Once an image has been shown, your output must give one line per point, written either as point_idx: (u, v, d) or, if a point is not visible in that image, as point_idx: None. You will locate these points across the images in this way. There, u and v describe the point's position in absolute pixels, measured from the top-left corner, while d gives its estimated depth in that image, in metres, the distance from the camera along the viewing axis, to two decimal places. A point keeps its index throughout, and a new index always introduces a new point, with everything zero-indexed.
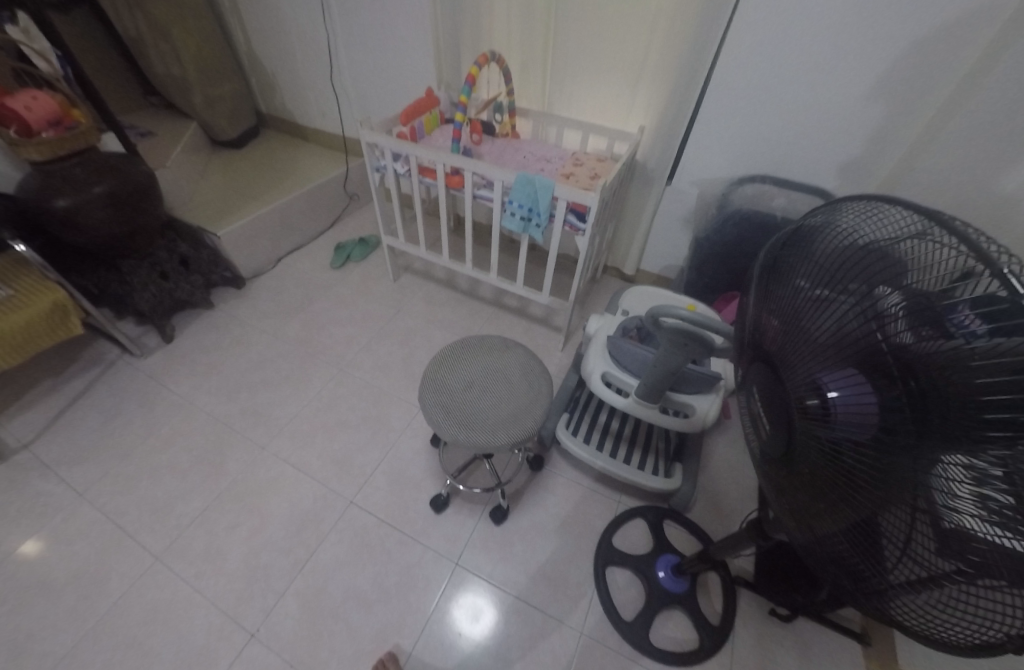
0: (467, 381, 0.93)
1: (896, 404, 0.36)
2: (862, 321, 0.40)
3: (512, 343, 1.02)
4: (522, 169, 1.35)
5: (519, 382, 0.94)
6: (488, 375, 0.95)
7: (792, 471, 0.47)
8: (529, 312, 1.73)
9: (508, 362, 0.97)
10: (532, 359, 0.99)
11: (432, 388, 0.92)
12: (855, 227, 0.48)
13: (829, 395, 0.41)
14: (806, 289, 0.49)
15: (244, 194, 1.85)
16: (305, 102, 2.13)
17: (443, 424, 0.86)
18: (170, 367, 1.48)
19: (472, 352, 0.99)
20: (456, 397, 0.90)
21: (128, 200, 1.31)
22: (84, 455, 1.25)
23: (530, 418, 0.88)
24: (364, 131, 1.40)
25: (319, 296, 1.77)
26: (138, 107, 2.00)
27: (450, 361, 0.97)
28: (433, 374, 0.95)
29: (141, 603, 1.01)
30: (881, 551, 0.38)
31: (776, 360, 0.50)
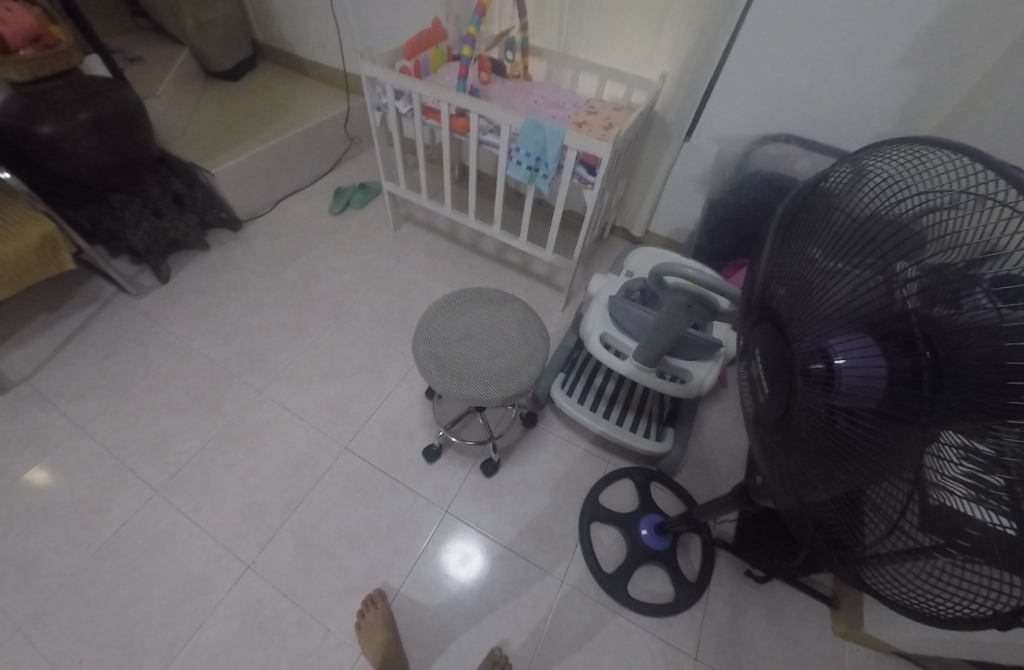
0: (462, 333, 0.91)
1: (907, 374, 0.33)
2: (883, 284, 0.37)
3: (511, 297, 0.99)
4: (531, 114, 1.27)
5: (515, 337, 0.92)
6: (484, 329, 0.93)
7: (787, 436, 0.46)
8: (531, 269, 1.69)
9: (504, 317, 0.95)
10: (530, 314, 0.97)
11: (426, 339, 0.91)
12: (890, 179, 0.44)
13: (835, 361, 0.39)
14: (826, 246, 0.45)
15: (240, 130, 1.76)
16: (304, 30, 1.98)
17: (436, 375, 0.85)
18: (167, 308, 1.47)
19: (469, 305, 0.97)
20: (450, 349, 0.89)
21: (115, 129, 1.24)
22: (83, 390, 1.26)
23: (524, 374, 0.87)
24: (364, 64, 1.30)
25: (318, 242, 1.73)
26: (125, 27, 1.87)
27: (445, 312, 0.95)
28: (428, 324, 0.93)
29: (142, 532, 1.05)
30: (866, 520, 0.38)
31: (783, 322, 0.48)
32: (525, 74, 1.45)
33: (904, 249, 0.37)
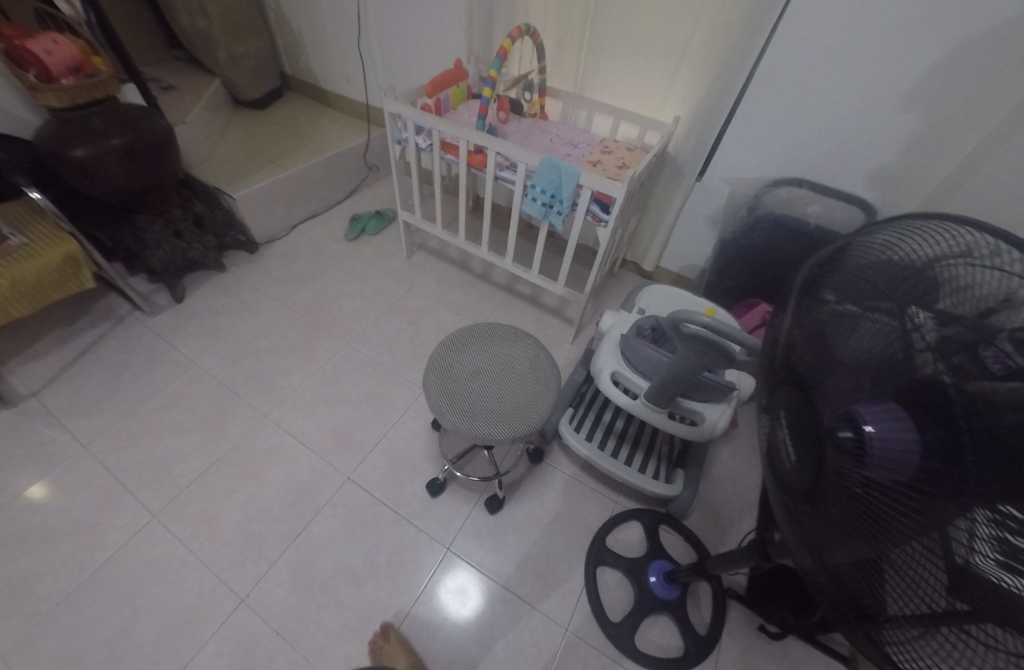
0: (474, 369, 0.91)
1: (937, 446, 0.33)
2: (918, 354, 0.38)
3: (523, 333, 0.99)
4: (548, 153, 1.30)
5: (527, 375, 0.91)
6: (496, 365, 0.92)
7: (808, 497, 0.44)
8: (541, 301, 1.69)
9: (516, 353, 0.95)
10: (542, 350, 0.97)
11: (437, 373, 0.90)
12: (912, 253, 0.46)
13: (863, 429, 0.38)
14: (852, 314, 0.46)
15: (263, 157, 1.82)
16: (330, 66, 2.07)
17: (446, 410, 0.85)
18: (179, 328, 1.48)
19: (481, 340, 0.96)
20: (462, 385, 0.88)
21: (145, 154, 1.29)
22: (89, 408, 1.26)
23: (536, 414, 0.86)
24: (387, 100, 1.35)
25: (332, 267, 1.75)
26: (162, 58, 1.96)
27: (458, 346, 0.95)
28: (439, 358, 0.93)
29: (136, 558, 1.03)
30: (885, 592, 0.35)
31: (807, 383, 0.48)
32: (541, 114, 1.49)
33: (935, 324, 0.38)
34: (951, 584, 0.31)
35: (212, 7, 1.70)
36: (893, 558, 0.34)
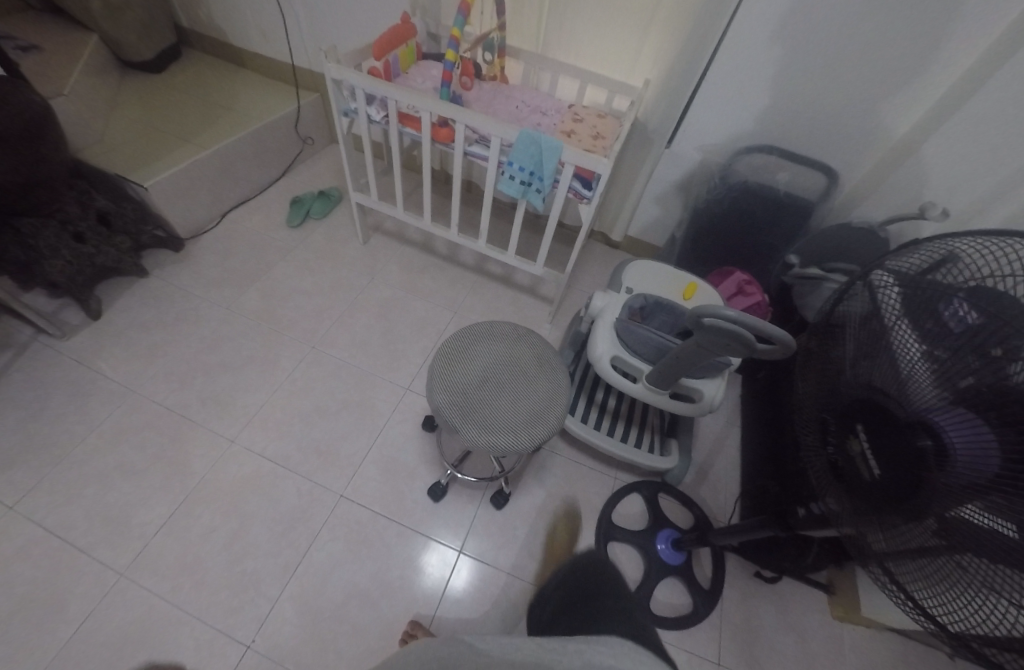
0: (480, 376, 0.85)
1: (974, 442, 0.42)
2: (950, 356, 0.47)
3: (524, 329, 0.94)
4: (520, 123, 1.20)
5: (536, 375, 0.87)
6: (502, 368, 0.87)
7: (862, 486, 0.52)
8: (515, 280, 1.63)
9: (520, 353, 0.90)
10: (545, 345, 0.92)
11: (441, 386, 0.83)
12: (930, 261, 0.55)
13: (938, 439, 0.45)
14: (900, 324, 0.55)
15: (173, 133, 1.54)
16: (238, 16, 1.75)
17: (459, 427, 0.79)
18: (103, 350, 1.26)
19: (481, 343, 0.90)
20: (471, 395, 0.82)
21: (15, 139, 1.01)
22: (6, 460, 1.06)
23: (552, 417, 0.83)
24: (329, 65, 1.16)
25: (278, 260, 1.56)
26: (10, 8, 1.55)
27: (458, 352, 0.88)
28: (440, 368, 0.86)
29: (111, 625, 0.91)
30: (910, 546, 0.45)
31: (873, 393, 0.55)
32: (502, 77, 1.37)
33: (958, 327, 0.48)
34: (966, 538, 0.40)
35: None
36: (926, 525, 0.44)
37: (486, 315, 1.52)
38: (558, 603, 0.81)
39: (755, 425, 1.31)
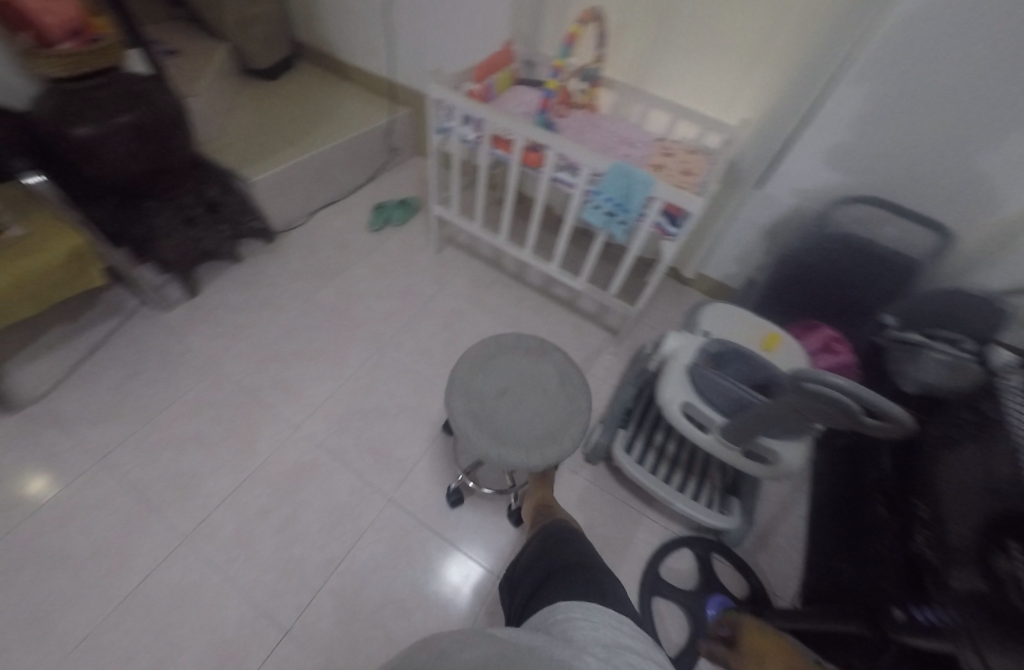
0: (499, 388, 0.86)
1: None
2: None
3: (551, 345, 0.95)
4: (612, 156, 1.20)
5: (556, 395, 0.88)
6: (523, 382, 0.88)
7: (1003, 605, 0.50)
8: (580, 306, 1.61)
9: (544, 369, 0.91)
10: (570, 365, 0.92)
11: (462, 393, 0.85)
12: None
13: None
14: None
15: (281, 136, 1.68)
16: (349, 34, 1.89)
17: (474, 436, 0.81)
18: (196, 326, 1.37)
19: (506, 355, 0.91)
20: (488, 406, 0.84)
21: (156, 132, 1.17)
22: (103, 415, 1.17)
23: (569, 439, 0.83)
24: (432, 84, 1.23)
25: (357, 261, 1.64)
26: (161, 17, 1.78)
27: (482, 361, 0.90)
28: (463, 375, 0.88)
29: (167, 586, 0.96)
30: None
31: None
32: (592, 106, 1.37)
33: None
34: None
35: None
36: None
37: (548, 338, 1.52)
38: (531, 578, 0.76)
39: (830, 499, 1.19)
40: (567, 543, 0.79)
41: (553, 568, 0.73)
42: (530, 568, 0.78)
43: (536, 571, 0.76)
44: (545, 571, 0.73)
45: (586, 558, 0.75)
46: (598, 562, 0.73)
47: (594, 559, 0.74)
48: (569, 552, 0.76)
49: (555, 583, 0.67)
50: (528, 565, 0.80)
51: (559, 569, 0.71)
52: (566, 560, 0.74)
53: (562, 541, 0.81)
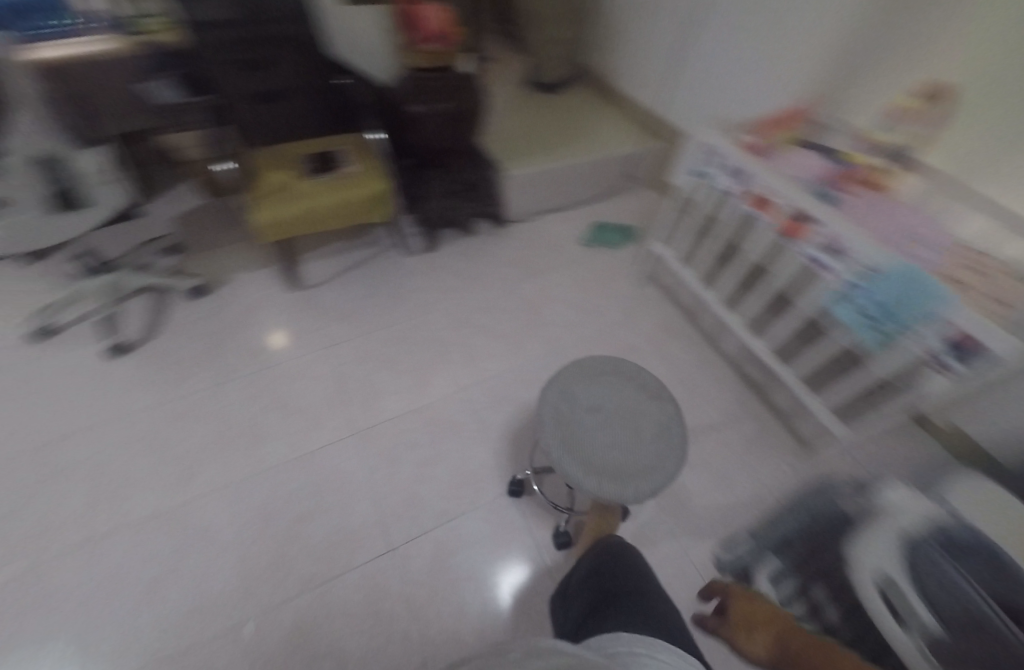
0: (593, 404, 0.95)
1: None
2: None
3: (668, 397, 0.98)
4: (903, 248, 0.98)
5: (642, 438, 0.91)
6: (619, 411, 0.95)
7: None
8: (768, 396, 1.44)
9: (646, 413, 0.95)
10: (675, 424, 0.95)
11: (564, 391, 0.97)
12: None
13: None
14: None
15: (544, 141, 1.90)
16: (637, 64, 2.00)
17: (551, 429, 0.91)
18: (426, 279, 1.71)
19: (615, 380, 1.00)
20: (575, 414, 0.93)
21: (464, 119, 1.49)
22: (347, 320, 1.58)
23: (632, 487, 0.84)
24: (710, 131, 1.23)
25: (561, 268, 1.77)
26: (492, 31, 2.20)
27: (591, 375, 1.00)
28: (573, 378, 1.00)
29: (337, 461, 1.27)
30: None
31: None
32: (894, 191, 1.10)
33: None
34: None
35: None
36: None
37: (716, 413, 1.40)
38: (584, 599, 0.73)
39: None
40: (625, 567, 0.76)
41: (608, 591, 0.70)
42: (586, 588, 0.74)
43: (592, 592, 0.73)
44: (600, 596, 0.70)
45: (642, 587, 0.70)
46: (658, 595, 0.69)
47: (652, 593, 0.69)
48: (625, 579, 0.73)
49: (615, 611, 0.64)
50: (581, 585, 0.77)
51: (611, 596, 0.68)
52: (621, 587, 0.71)
53: (619, 562, 0.77)
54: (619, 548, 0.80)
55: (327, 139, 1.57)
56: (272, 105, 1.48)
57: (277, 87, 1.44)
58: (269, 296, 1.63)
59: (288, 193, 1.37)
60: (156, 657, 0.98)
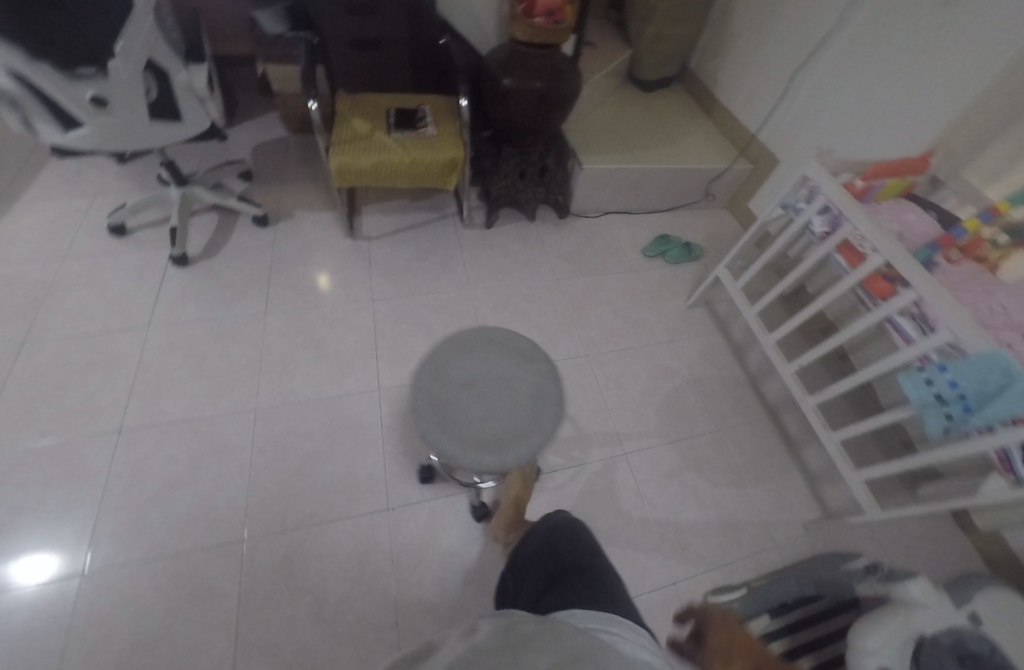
0: (467, 379, 0.90)
1: None
2: None
3: (542, 359, 0.94)
4: (1002, 340, 0.89)
5: (520, 406, 0.87)
6: (494, 383, 0.89)
7: None
8: (798, 452, 1.36)
9: (520, 380, 0.90)
10: (551, 385, 0.91)
11: (436, 372, 0.91)
12: None
13: None
14: None
15: (625, 139, 1.83)
16: (741, 75, 1.87)
17: (425, 415, 0.85)
18: (476, 255, 1.70)
19: (489, 351, 0.94)
20: (448, 393, 0.88)
21: (552, 102, 1.44)
22: (392, 278, 1.59)
23: (510, 453, 0.81)
24: (812, 164, 1.14)
25: (613, 272, 1.73)
26: (598, 15, 2.11)
27: (465, 350, 0.94)
28: (447, 356, 0.94)
29: (355, 411, 1.30)
30: None
31: None
32: (994, 267, 1.06)
33: None
34: None
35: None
36: None
37: (741, 456, 1.34)
38: (536, 581, 0.66)
39: None
40: (573, 542, 0.70)
41: (561, 568, 0.65)
42: (536, 570, 0.67)
43: (544, 571, 0.66)
44: (550, 578, 0.64)
45: (594, 559, 0.66)
46: (610, 566, 0.64)
47: (602, 560, 0.66)
48: (573, 553, 0.67)
49: (566, 590, 0.58)
50: (529, 567, 0.70)
51: (561, 575, 0.62)
52: (570, 561, 0.66)
53: (567, 537, 0.72)
54: (564, 522, 0.76)
55: (413, 96, 1.56)
56: (369, 53, 1.50)
57: (376, 35, 1.46)
58: (325, 239, 1.67)
59: (366, 144, 1.37)
60: (159, 552, 1.06)
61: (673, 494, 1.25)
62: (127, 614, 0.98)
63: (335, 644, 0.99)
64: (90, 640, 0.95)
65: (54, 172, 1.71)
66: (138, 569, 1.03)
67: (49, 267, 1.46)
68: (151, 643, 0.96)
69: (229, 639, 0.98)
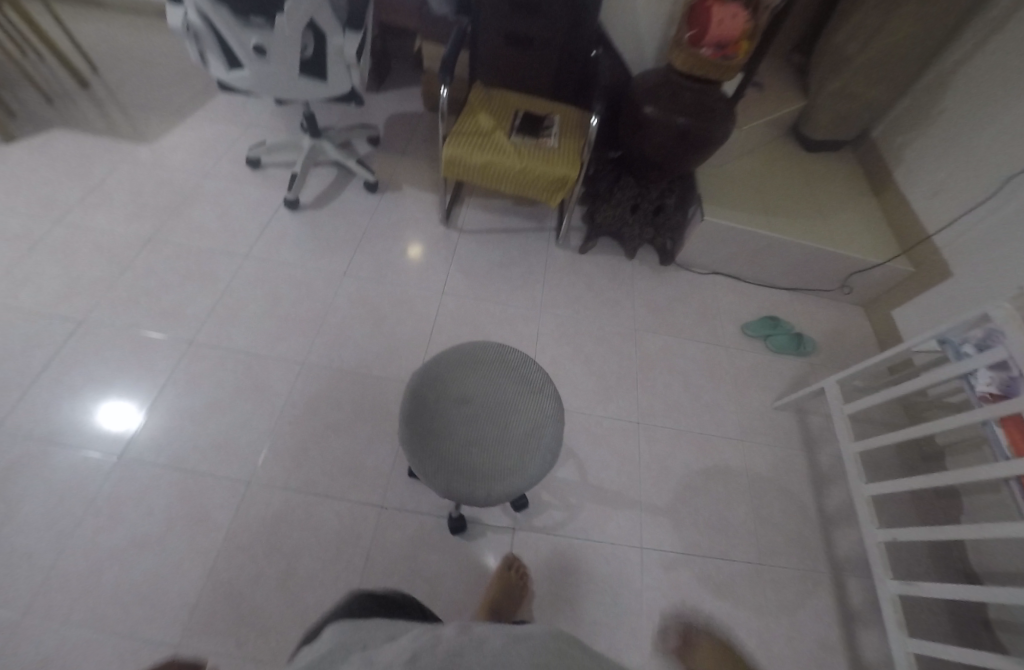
0: (463, 394, 0.81)
1: None
2: None
3: (550, 393, 0.84)
4: None
5: (512, 439, 0.77)
6: (490, 406, 0.80)
7: None
8: (856, 632, 1.10)
9: (519, 410, 0.80)
10: (553, 423, 0.81)
11: (434, 378, 0.83)
12: None
13: None
14: None
15: (764, 198, 1.61)
16: (935, 160, 1.54)
17: (410, 423, 0.79)
18: (558, 277, 1.61)
19: (496, 369, 0.84)
20: (438, 404, 0.80)
21: (690, 143, 1.28)
22: (468, 276, 1.57)
23: (483, 489, 0.74)
24: (1002, 303, 0.87)
25: (699, 340, 1.54)
26: (779, 56, 1.87)
27: (471, 363, 0.85)
28: (451, 364, 0.85)
29: (387, 397, 1.30)
30: None
31: None
32: None
33: None
34: None
35: (879, 39, 1.44)
36: None
37: (779, 607, 1.11)
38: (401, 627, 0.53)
39: None
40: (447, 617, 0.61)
41: None
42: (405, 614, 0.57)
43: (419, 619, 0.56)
44: None
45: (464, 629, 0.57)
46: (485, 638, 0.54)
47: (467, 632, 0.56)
48: None
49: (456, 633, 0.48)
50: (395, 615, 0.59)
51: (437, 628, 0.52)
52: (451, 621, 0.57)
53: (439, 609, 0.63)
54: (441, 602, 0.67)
55: (548, 104, 1.50)
56: (516, 50, 1.46)
57: (530, 34, 1.41)
58: (421, 219, 1.69)
59: (482, 141, 1.34)
60: (180, 462, 1.14)
61: (680, 615, 1.07)
62: (135, 508, 1.07)
63: (285, 618, 0.98)
64: (100, 519, 1.05)
65: (225, 101, 1.93)
66: (159, 470, 1.12)
67: (191, 180, 1.65)
68: (142, 542, 1.03)
69: (202, 569, 1.02)
